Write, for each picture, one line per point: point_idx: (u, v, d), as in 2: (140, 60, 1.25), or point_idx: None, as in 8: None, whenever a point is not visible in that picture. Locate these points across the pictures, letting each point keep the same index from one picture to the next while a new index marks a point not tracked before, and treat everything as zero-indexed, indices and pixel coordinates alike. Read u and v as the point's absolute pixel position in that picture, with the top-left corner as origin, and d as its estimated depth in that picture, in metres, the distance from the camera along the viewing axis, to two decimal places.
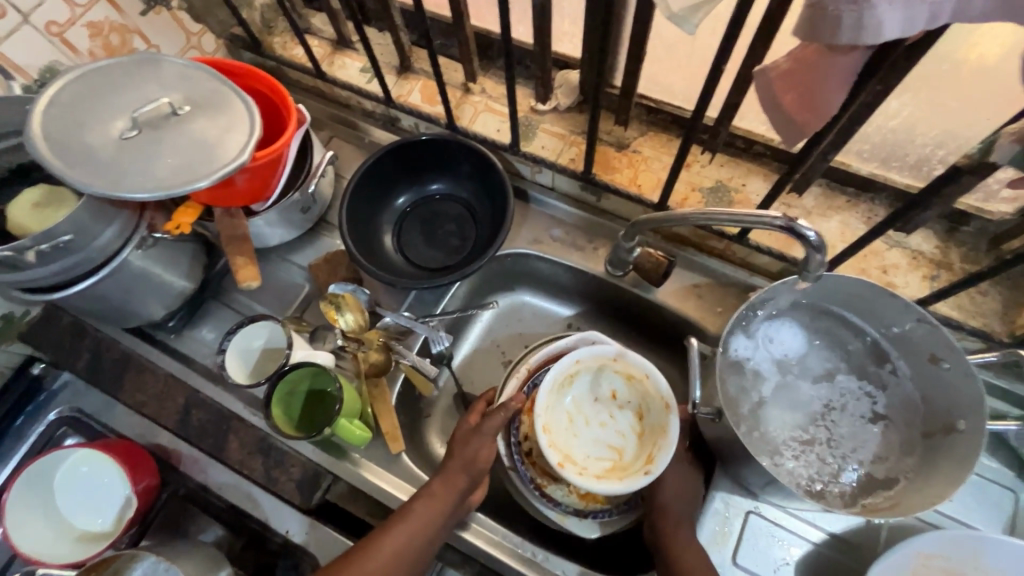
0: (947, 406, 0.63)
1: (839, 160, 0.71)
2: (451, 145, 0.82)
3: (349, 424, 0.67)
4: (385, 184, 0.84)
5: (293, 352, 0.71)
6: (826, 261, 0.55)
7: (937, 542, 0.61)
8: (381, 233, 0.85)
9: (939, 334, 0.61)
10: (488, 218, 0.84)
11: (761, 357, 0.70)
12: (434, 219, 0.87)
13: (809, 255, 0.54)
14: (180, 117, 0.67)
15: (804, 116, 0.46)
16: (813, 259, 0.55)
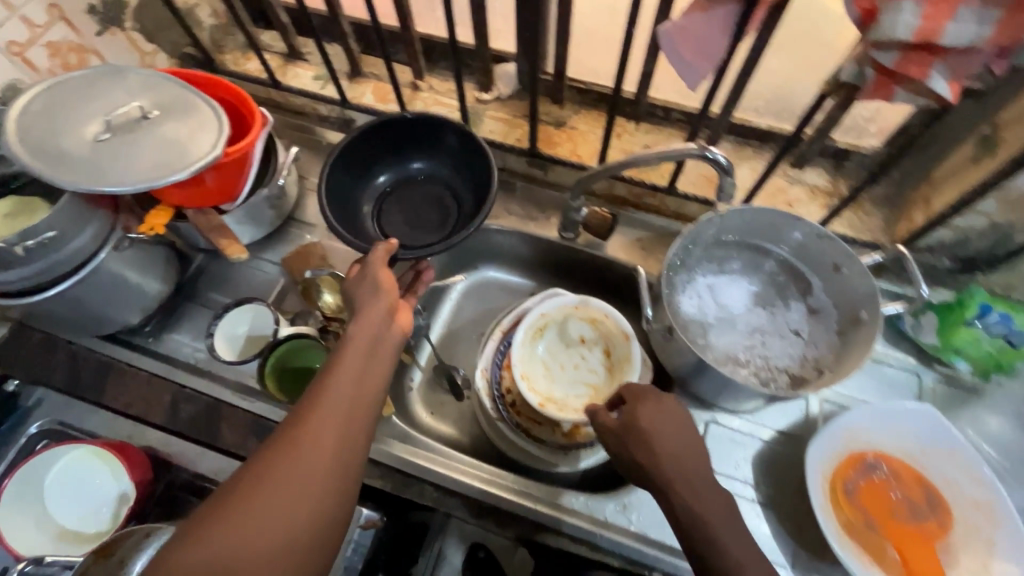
0: (851, 304, 0.75)
1: (739, 116, 0.83)
2: (432, 123, 0.85)
3: None
4: (367, 162, 0.87)
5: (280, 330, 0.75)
6: (736, 184, 0.66)
7: (860, 417, 0.72)
8: (361, 207, 0.88)
9: (837, 245, 0.73)
10: (469, 197, 0.88)
11: (702, 288, 0.80)
12: (415, 197, 0.91)
13: (722, 178, 0.65)
14: (151, 120, 0.71)
15: (701, 60, 0.58)
16: (726, 184, 0.66)
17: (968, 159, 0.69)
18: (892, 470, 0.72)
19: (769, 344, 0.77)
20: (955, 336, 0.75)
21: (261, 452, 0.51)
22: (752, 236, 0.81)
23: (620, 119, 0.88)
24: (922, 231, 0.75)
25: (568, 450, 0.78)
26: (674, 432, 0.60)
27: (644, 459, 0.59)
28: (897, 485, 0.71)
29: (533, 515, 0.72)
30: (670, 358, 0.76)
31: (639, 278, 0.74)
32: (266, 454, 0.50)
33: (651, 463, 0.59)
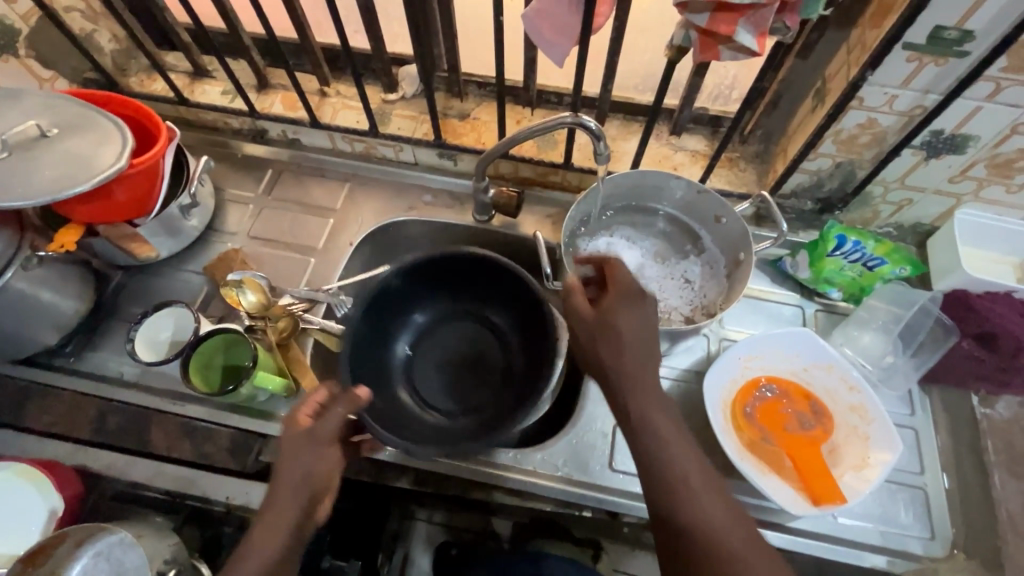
0: (733, 247, 0.83)
1: (621, 95, 0.92)
2: (460, 261, 0.84)
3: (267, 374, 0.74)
4: (388, 315, 0.86)
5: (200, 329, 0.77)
6: (609, 149, 0.73)
7: (750, 346, 0.81)
8: (396, 388, 0.86)
9: (711, 197, 0.81)
10: (516, 341, 0.89)
11: (603, 253, 0.88)
12: (442, 349, 0.91)
13: (595, 144, 0.72)
14: (50, 138, 0.73)
15: (558, 39, 0.65)
16: (601, 150, 0.73)
17: (809, 110, 0.79)
18: (784, 391, 0.81)
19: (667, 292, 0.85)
20: (822, 268, 0.85)
21: None
22: (643, 199, 0.89)
23: (516, 107, 0.95)
24: (784, 177, 0.85)
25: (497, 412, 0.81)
26: (643, 329, 0.64)
27: (619, 358, 0.62)
28: (789, 401, 0.80)
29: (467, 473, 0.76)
30: None
31: (536, 240, 0.80)
32: None
33: (620, 363, 0.61)
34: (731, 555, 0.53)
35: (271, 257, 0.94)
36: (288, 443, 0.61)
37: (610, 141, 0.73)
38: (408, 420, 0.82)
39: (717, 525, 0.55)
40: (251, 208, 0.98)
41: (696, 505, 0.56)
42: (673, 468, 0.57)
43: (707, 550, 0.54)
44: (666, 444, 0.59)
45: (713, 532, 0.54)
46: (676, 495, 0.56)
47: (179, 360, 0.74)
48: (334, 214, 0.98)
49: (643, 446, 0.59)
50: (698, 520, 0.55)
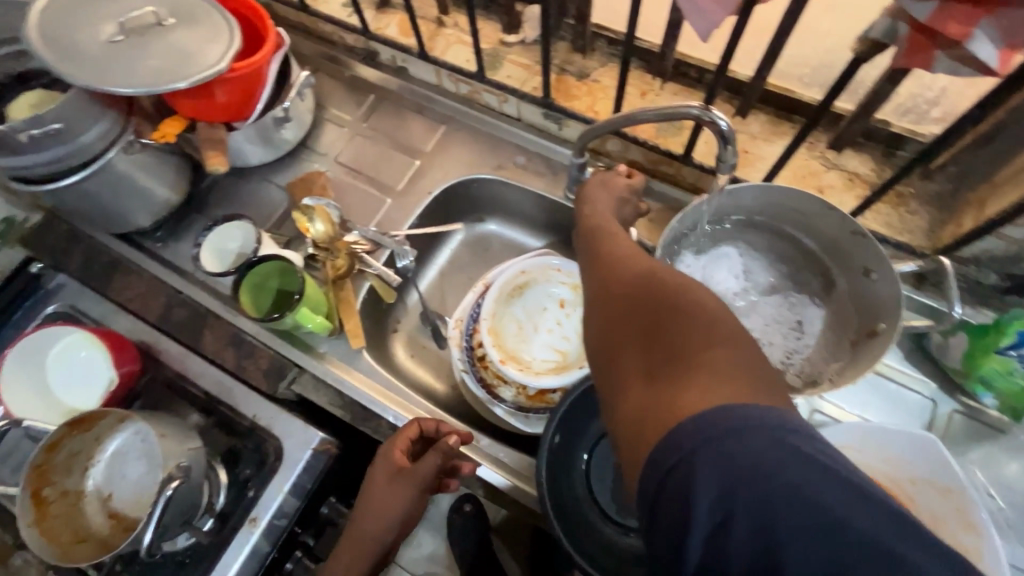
0: (870, 312, 0.65)
1: (774, 84, 0.75)
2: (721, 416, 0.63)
3: (309, 312, 0.74)
4: None
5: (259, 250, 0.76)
6: (737, 155, 0.58)
7: (846, 433, 0.65)
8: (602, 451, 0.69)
9: (870, 245, 0.62)
10: None
11: (700, 271, 0.72)
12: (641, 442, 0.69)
13: (721, 147, 0.58)
14: (163, 27, 0.72)
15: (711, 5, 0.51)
16: (727, 153, 0.59)
17: None
18: None
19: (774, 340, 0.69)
20: (982, 364, 0.64)
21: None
22: (777, 221, 0.71)
23: (642, 77, 0.82)
24: (968, 238, 0.65)
25: (529, 413, 0.73)
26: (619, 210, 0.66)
27: (595, 195, 0.67)
28: None
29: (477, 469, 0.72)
30: None
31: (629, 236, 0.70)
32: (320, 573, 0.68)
33: (591, 202, 0.65)
34: (685, 331, 0.41)
35: (352, 188, 0.91)
36: (380, 472, 0.68)
37: (739, 148, 0.58)
38: (575, 518, 0.65)
39: (673, 307, 0.43)
40: (344, 132, 0.96)
41: (653, 298, 0.45)
42: (624, 287, 0.49)
43: (658, 342, 0.42)
44: (625, 266, 0.52)
45: (664, 317, 0.43)
46: (624, 307, 0.47)
47: (234, 275, 0.75)
48: (422, 156, 0.93)
49: (595, 282, 0.53)
50: (649, 314, 0.44)
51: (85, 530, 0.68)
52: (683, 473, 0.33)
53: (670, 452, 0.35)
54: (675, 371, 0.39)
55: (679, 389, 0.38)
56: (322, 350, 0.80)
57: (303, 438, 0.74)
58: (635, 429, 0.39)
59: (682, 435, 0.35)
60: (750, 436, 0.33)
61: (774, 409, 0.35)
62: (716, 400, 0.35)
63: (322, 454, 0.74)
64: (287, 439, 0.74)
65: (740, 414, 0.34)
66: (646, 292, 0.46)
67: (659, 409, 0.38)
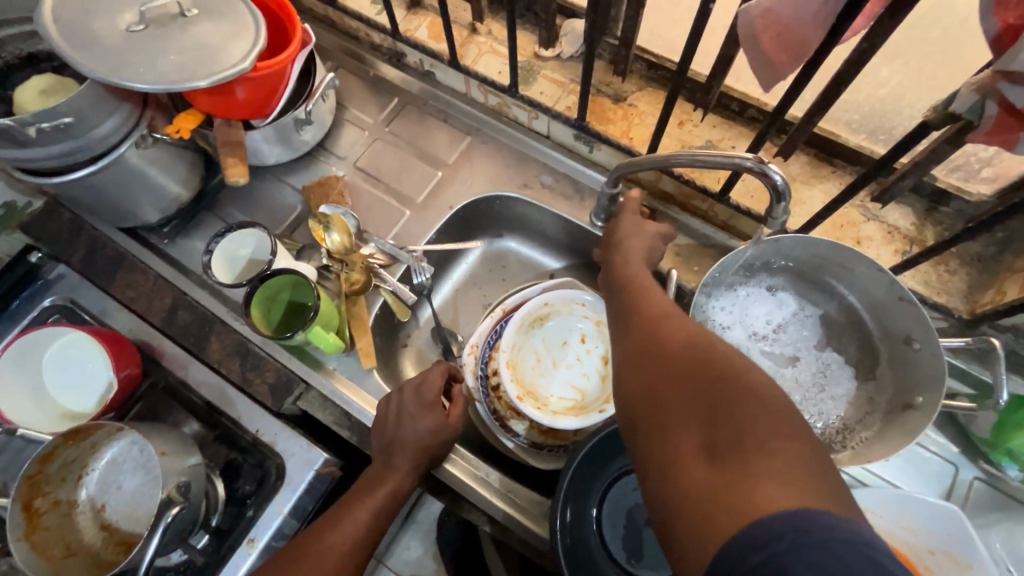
0: (908, 384, 0.64)
1: (825, 128, 0.72)
2: None
3: (322, 331, 0.71)
4: None
5: (275, 262, 0.72)
6: (789, 209, 0.57)
7: (870, 499, 0.64)
8: (617, 497, 0.67)
9: (918, 312, 0.61)
10: None
11: (734, 313, 0.70)
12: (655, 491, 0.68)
13: (772, 202, 0.56)
14: (188, 19, 0.68)
15: (782, 57, 0.48)
16: (776, 207, 0.57)
17: None
18: None
19: (800, 396, 0.68)
20: (1013, 438, 0.63)
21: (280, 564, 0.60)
22: (816, 273, 0.70)
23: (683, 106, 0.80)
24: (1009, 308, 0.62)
25: (541, 449, 0.72)
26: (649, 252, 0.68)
27: (619, 243, 0.68)
28: None
29: (486, 505, 0.69)
30: None
31: (669, 274, 0.67)
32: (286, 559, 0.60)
33: (617, 253, 0.66)
34: (749, 412, 0.40)
35: (369, 196, 0.88)
36: (411, 417, 0.67)
37: (793, 202, 0.56)
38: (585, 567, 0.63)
39: (733, 384, 0.42)
40: (365, 135, 0.92)
41: (710, 369, 0.44)
42: (674, 353, 0.47)
43: (719, 420, 0.41)
44: (670, 328, 0.50)
45: (725, 395, 0.41)
46: (676, 375, 0.45)
47: (247, 287, 0.72)
48: (445, 167, 0.89)
49: (636, 339, 0.52)
50: (707, 389, 0.43)
51: (77, 543, 0.66)
52: (771, 574, 0.31)
53: (750, 549, 0.33)
54: (742, 456, 0.38)
55: (750, 478, 0.36)
56: (330, 366, 0.77)
57: (307, 458, 0.72)
58: (696, 513, 0.37)
59: (764, 534, 0.33)
60: (842, 547, 0.31)
61: (853, 518, 0.34)
62: (792, 499, 0.34)
63: (325, 475, 0.71)
64: (289, 458, 0.72)
65: (825, 521, 0.33)
66: (701, 363, 0.45)
67: (727, 498, 0.36)
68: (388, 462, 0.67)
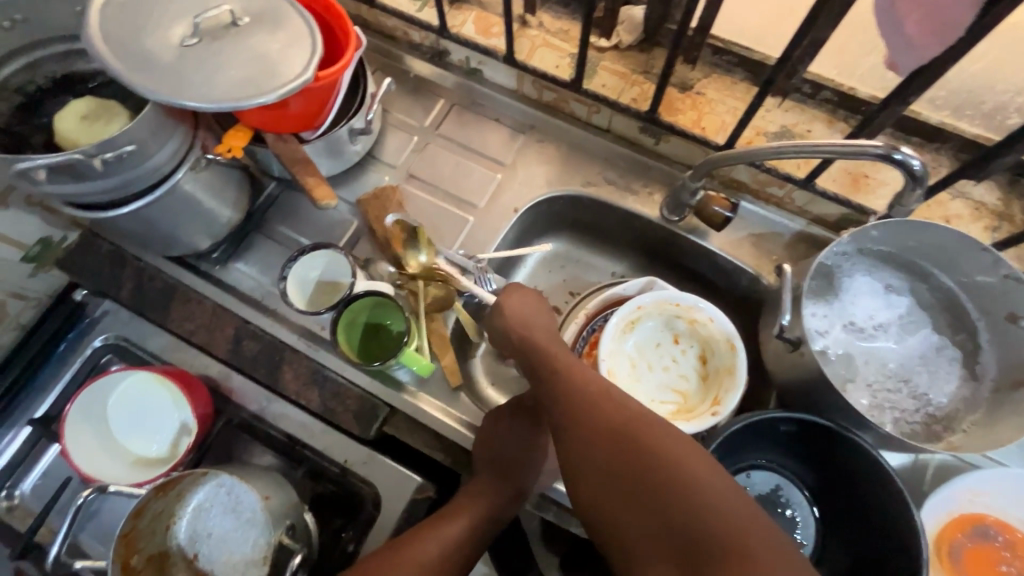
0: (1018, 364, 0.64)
1: (912, 108, 0.71)
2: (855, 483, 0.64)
3: (413, 354, 0.70)
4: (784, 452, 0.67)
5: (357, 282, 0.71)
6: (922, 195, 0.56)
7: (988, 479, 0.63)
8: None
9: None
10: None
11: (837, 306, 0.70)
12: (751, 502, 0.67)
13: (909, 186, 0.55)
14: (240, 29, 0.63)
15: (929, 39, 0.47)
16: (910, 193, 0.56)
17: None
18: (1009, 541, 0.64)
19: (908, 382, 0.67)
20: None
21: (375, 556, 0.59)
22: (914, 256, 0.69)
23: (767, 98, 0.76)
24: None
25: None
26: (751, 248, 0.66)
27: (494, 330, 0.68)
28: (1011, 555, 0.64)
29: None
30: (784, 373, 0.67)
31: (784, 272, 0.62)
32: (380, 557, 0.59)
33: (526, 334, 0.64)
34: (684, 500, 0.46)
35: (427, 205, 0.84)
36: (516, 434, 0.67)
37: (929, 185, 0.55)
38: None
39: (662, 468, 0.48)
40: (414, 141, 0.87)
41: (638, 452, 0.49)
42: (619, 468, 0.50)
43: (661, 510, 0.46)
44: (606, 431, 0.52)
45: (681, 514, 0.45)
46: (630, 489, 0.48)
47: (331, 313, 0.71)
48: (503, 169, 0.86)
49: (579, 447, 0.53)
50: (663, 507, 0.46)
51: None
52: None
53: None
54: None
55: None
56: (404, 380, 0.74)
57: (401, 486, 0.69)
58: None
59: None
60: None
61: None
62: None
63: (422, 500, 0.69)
64: (385, 486, 0.69)
65: None
66: (633, 445, 0.50)
67: None
68: (497, 478, 0.65)
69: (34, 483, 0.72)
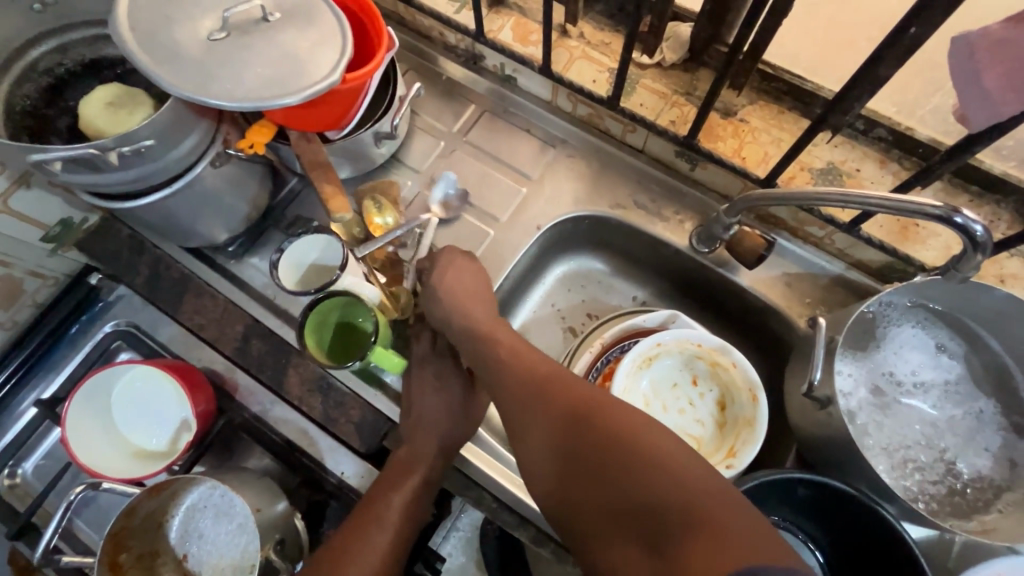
0: None
1: (973, 156, 0.66)
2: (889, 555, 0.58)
3: (383, 349, 0.67)
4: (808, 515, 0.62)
5: (342, 277, 0.69)
6: (982, 260, 0.51)
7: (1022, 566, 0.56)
8: None
9: None
10: None
11: (870, 361, 0.66)
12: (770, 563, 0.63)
13: (966, 251, 0.50)
14: (271, 24, 0.61)
15: (1010, 97, 0.43)
16: (968, 256, 0.51)
17: None
18: None
19: (942, 452, 0.63)
20: None
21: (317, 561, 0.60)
22: (967, 315, 0.64)
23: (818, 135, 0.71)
24: None
25: None
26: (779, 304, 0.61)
27: (430, 306, 0.67)
28: None
29: None
30: (810, 429, 0.62)
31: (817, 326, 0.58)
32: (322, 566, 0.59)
33: (462, 311, 0.64)
34: (605, 435, 0.47)
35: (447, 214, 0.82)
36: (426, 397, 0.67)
37: (991, 250, 0.51)
38: None
39: (588, 412, 0.49)
40: (441, 146, 0.85)
41: (564, 404, 0.51)
42: (552, 430, 0.51)
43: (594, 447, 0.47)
44: (532, 394, 0.54)
45: (628, 471, 0.44)
46: (567, 445, 0.49)
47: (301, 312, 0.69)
48: (529, 183, 0.82)
49: (519, 414, 0.54)
50: (589, 444, 0.48)
51: None
52: None
53: None
54: (666, 530, 0.40)
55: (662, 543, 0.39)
56: (387, 380, 0.72)
57: None
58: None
59: None
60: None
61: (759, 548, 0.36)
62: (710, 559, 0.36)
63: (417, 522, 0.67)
64: None
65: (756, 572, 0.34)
66: (559, 393, 0.53)
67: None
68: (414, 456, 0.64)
69: (36, 464, 0.72)
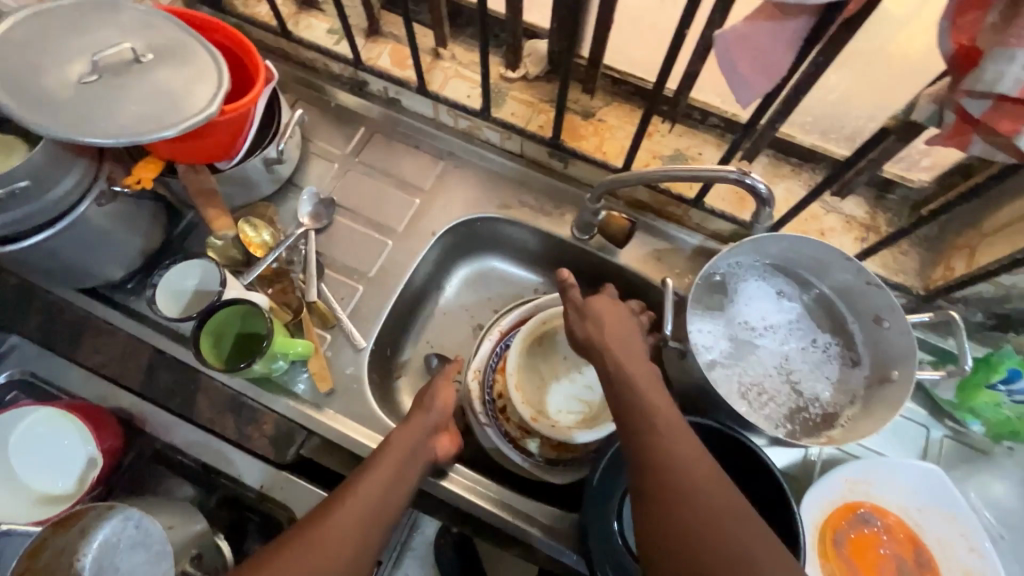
0: (883, 360, 0.71)
1: (784, 132, 0.78)
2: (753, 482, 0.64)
3: (286, 339, 0.71)
4: None
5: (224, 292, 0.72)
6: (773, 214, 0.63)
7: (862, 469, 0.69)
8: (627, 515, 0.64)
9: (884, 295, 0.67)
10: None
11: (726, 312, 0.75)
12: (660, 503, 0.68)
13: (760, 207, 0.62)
14: (143, 65, 0.64)
15: (759, 77, 0.53)
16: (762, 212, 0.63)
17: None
18: (886, 526, 0.69)
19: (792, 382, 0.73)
20: (975, 398, 0.70)
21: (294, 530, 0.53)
22: (795, 266, 0.76)
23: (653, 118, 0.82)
24: (966, 283, 0.68)
25: (556, 465, 0.74)
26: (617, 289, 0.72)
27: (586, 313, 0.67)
28: (889, 539, 0.69)
29: (509, 527, 0.70)
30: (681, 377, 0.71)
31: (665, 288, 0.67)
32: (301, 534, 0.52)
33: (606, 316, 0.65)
34: (679, 470, 0.49)
35: (347, 231, 0.86)
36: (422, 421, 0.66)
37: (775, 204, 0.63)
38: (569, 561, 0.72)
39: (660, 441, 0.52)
40: (335, 168, 0.90)
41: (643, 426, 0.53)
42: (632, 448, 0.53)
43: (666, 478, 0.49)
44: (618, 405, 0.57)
45: (689, 511, 0.47)
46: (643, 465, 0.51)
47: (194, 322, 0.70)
48: (421, 194, 0.89)
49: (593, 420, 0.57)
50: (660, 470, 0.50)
51: None
52: None
53: None
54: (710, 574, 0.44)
55: None
56: (297, 389, 0.76)
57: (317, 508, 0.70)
58: None
59: None
60: None
61: None
62: None
63: None
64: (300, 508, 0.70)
65: None
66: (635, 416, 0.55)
67: None
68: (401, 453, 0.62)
69: None
